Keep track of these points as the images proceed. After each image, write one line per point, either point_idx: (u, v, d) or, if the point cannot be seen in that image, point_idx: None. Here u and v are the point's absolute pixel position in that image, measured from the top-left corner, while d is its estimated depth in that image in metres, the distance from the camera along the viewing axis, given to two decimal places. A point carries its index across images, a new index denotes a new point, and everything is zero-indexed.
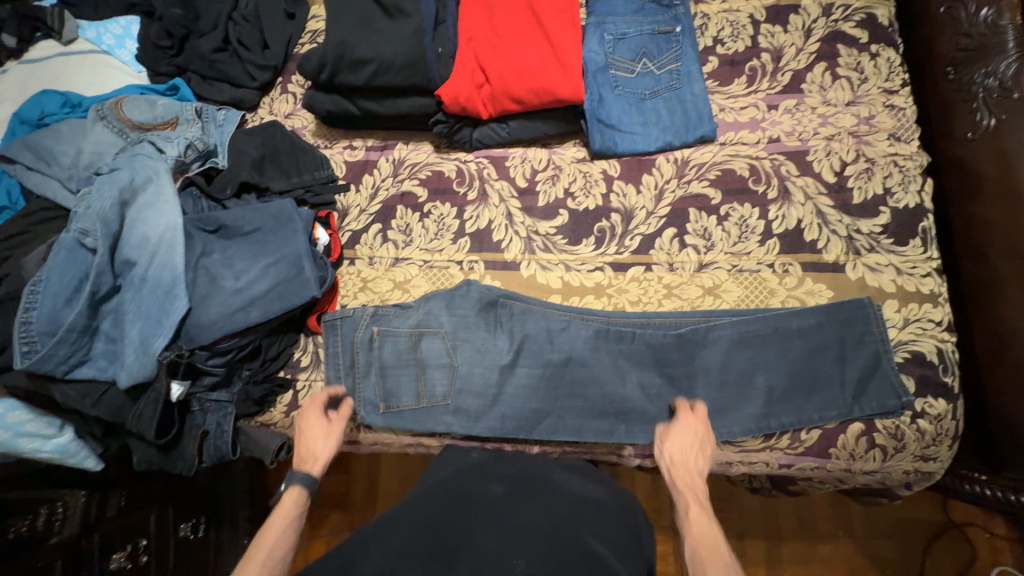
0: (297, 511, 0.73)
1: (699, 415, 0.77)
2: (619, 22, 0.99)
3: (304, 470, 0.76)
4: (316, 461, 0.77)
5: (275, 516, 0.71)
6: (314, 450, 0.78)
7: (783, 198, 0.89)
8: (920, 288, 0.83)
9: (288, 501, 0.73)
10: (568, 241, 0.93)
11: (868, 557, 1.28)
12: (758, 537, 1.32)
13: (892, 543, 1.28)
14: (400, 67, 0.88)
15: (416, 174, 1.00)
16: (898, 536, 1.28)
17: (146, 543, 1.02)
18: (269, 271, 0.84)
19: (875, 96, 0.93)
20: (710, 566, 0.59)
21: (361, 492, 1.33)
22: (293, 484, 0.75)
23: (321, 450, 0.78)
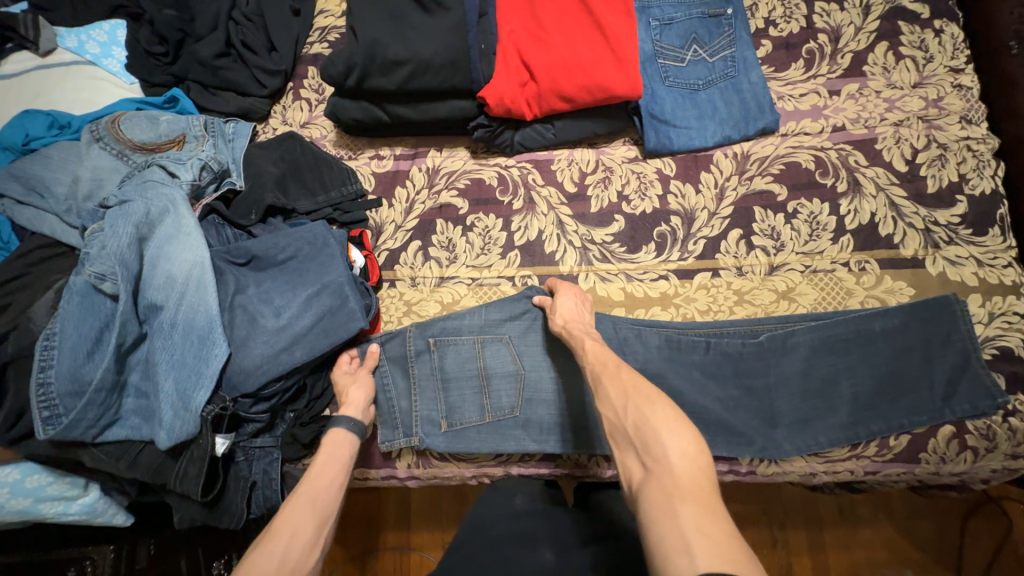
0: (342, 446, 0.74)
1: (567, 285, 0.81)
2: (666, 5, 0.91)
3: (347, 416, 0.76)
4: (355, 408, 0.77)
5: (322, 455, 0.72)
6: (349, 395, 0.79)
7: (853, 190, 0.84)
8: (1002, 280, 0.80)
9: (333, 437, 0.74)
10: (627, 249, 0.87)
11: (909, 539, 1.28)
12: (800, 527, 1.30)
13: (929, 523, 1.28)
14: (439, 67, 0.78)
15: (454, 184, 0.92)
16: (936, 516, 1.28)
17: None
18: (312, 303, 0.76)
19: (942, 76, 0.87)
20: (604, 372, 0.63)
21: (393, 510, 1.24)
22: (338, 424, 0.76)
23: (357, 398, 0.78)
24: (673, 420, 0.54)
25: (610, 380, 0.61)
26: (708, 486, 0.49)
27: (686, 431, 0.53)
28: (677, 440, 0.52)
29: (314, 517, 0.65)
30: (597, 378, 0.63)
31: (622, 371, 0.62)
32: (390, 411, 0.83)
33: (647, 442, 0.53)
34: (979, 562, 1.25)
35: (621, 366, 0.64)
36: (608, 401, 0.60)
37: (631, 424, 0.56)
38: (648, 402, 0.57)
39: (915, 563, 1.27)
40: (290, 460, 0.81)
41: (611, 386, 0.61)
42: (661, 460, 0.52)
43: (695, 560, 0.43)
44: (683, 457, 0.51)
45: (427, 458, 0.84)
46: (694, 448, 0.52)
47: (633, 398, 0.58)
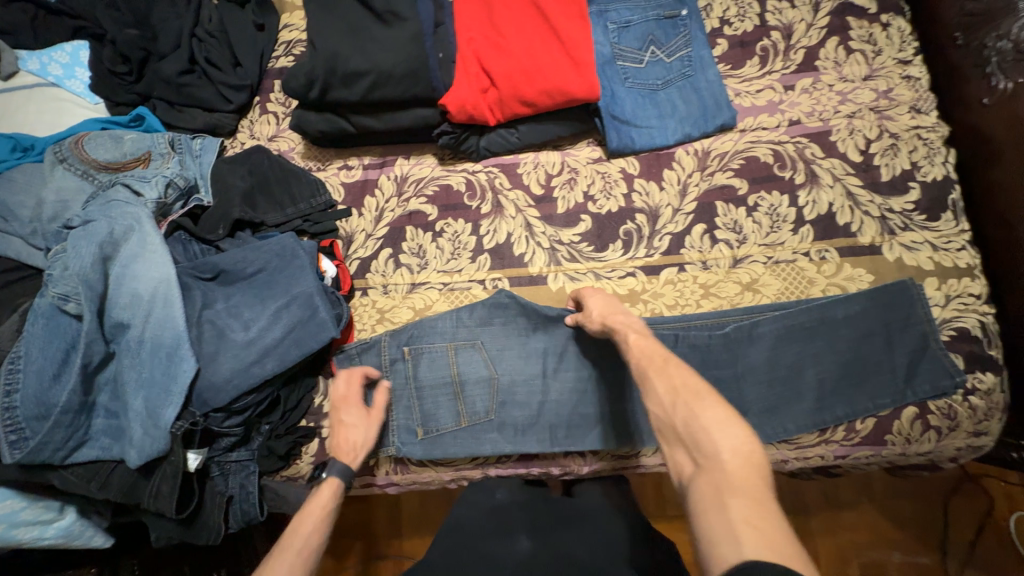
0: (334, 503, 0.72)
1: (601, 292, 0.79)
2: (623, 9, 0.93)
3: (343, 461, 0.75)
4: (355, 454, 0.76)
5: (313, 504, 0.71)
6: (352, 439, 0.77)
7: (810, 181, 0.87)
8: (956, 263, 0.82)
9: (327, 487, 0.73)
10: (594, 248, 0.88)
11: (891, 520, 1.30)
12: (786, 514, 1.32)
13: (910, 503, 1.31)
14: (400, 77, 0.79)
15: (422, 191, 0.93)
16: (915, 496, 1.31)
17: None
18: (281, 315, 0.77)
19: (891, 68, 0.90)
20: (651, 366, 0.61)
21: (383, 517, 1.24)
22: (332, 474, 0.73)
23: (360, 445, 0.77)
24: (723, 416, 0.53)
25: (658, 375, 0.60)
26: (760, 482, 0.48)
27: (738, 427, 0.52)
28: (728, 437, 0.51)
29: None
30: (642, 373, 0.62)
31: (670, 366, 0.60)
32: None
33: (696, 437, 0.52)
34: (961, 539, 1.27)
35: (665, 359, 0.61)
36: (656, 395, 0.58)
37: (680, 420, 0.55)
38: (696, 398, 0.55)
39: (899, 543, 1.29)
40: (268, 472, 0.82)
41: (658, 382, 0.59)
42: (711, 455, 0.51)
43: (745, 551, 0.43)
44: (735, 454, 0.50)
45: (404, 464, 0.85)
46: (745, 444, 0.51)
47: (681, 394, 0.56)
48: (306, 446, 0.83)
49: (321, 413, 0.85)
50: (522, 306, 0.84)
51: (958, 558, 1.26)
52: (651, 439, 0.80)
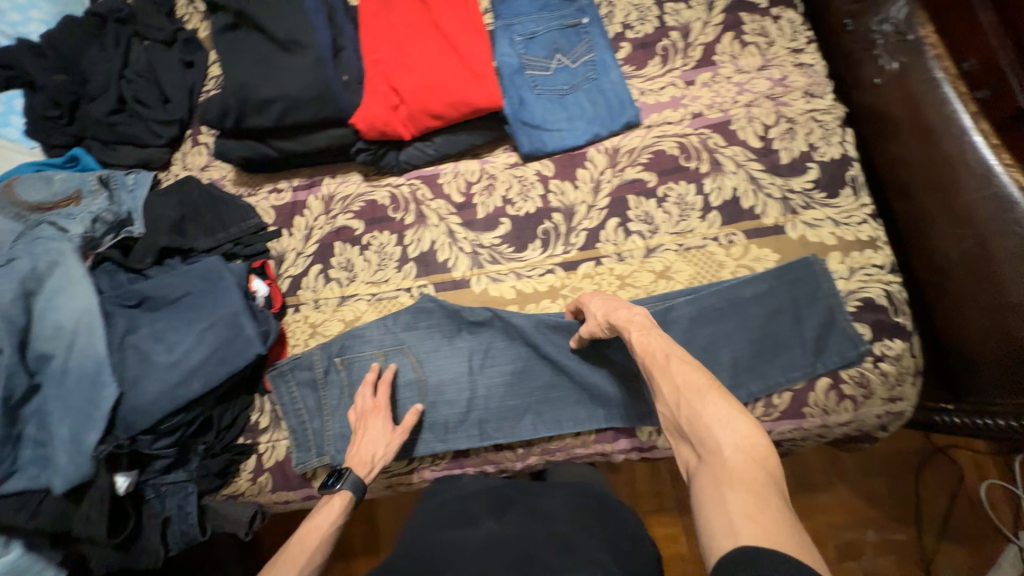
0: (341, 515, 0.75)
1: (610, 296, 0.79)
2: (528, 22, 0.99)
3: (358, 473, 0.77)
4: (371, 467, 0.77)
5: (323, 516, 0.74)
6: (372, 455, 0.78)
7: (715, 169, 0.90)
8: (858, 236, 0.85)
9: (337, 500, 0.76)
10: (514, 249, 0.91)
11: (863, 498, 1.31)
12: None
13: (881, 480, 1.32)
14: (308, 101, 0.83)
15: (349, 207, 0.97)
16: (884, 472, 1.32)
17: None
18: (207, 336, 0.79)
19: (783, 58, 0.95)
20: (654, 360, 0.64)
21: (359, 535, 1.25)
22: (345, 487, 0.76)
23: (379, 456, 0.78)
24: (725, 412, 0.56)
25: (662, 371, 0.62)
26: (764, 473, 0.51)
27: (743, 423, 0.54)
28: (732, 433, 0.54)
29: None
30: (648, 369, 0.65)
31: (674, 360, 0.62)
32: (302, 432, 0.85)
33: (700, 433, 0.56)
34: (935, 512, 1.28)
35: (668, 353, 0.64)
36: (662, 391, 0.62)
37: (684, 418, 0.58)
38: (700, 395, 0.58)
39: (874, 520, 1.29)
40: (208, 492, 0.83)
41: (663, 377, 0.62)
42: (714, 451, 0.54)
43: (740, 541, 0.46)
44: (738, 449, 0.53)
45: None
46: (748, 439, 0.53)
47: (684, 392, 0.59)
48: (244, 462, 0.85)
49: (257, 429, 0.87)
50: (445, 310, 0.87)
51: (933, 532, 1.26)
52: (576, 426, 0.83)
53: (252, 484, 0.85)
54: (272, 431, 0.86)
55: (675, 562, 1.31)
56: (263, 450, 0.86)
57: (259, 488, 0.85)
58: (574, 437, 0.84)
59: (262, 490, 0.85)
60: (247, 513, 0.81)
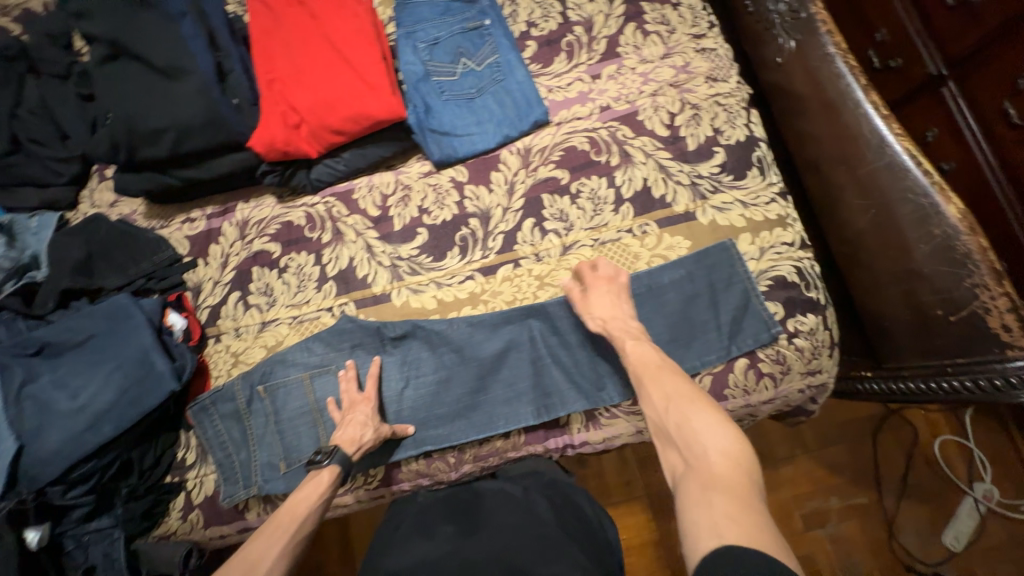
0: (331, 486, 0.74)
1: (613, 275, 0.81)
2: (430, 28, 0.97)
3: (346, 451, 0.75)
4: (360, 446, 0.76)
5: (311, 488, 0.73)
6: (361, 437, 0.76)
7: (625, 161, 0.91)
8: (767, 215, 0.87)
9: (326, 473, 0.74)
10: (433, 258, 0.91)
11: (825, 467, 1.32)
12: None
13: (840, 447, 1.34)
14: (200, 127, 0.81)
15: (265, 231, 0.95)
16: (845, 439, 1.34)
17: None
18: (114, 377, 0.78)
19: (685, 44, 0.96)
20: (645, 374, 0.69)
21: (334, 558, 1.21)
22: (334, 461, 0.74)
23: (367, 438, 0.77)
24: (711, 420, 0.60)
25: (654, 383, 0.68)
26: (748, 477, 0.54)
27: (729, 432, 0.58)
28: (718, 439, 0.58)
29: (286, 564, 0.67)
30: (639, 379, 0.70)
31: (664, 372, 0.68)
32: (229, 465, 0.83)
33: (688, 440, 0.60)
34: (894, 472, 1.31)
35: (658, 366, 0.69)
36: (654, 401, 0.67)
37: (674, 425, 0.62)
38: (687, 404, 0.63)
39: (837, 487, 1.31)
40: (136, 536, 0.80)
41: (654, 389, 0.67)
42: (702, 457, 0.58)
43: (723, 540, 0.48)
44: (724, 453, 0.57)
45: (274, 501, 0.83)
46: (732, 446, 0.57)
47: (674, 400, 0.64)
48: (172, 501, 0.83)
49: (184, 465, 0.85)
50: (364, 327, 0.86)
51: (893, 492, 1.29)
52: (507, 427, 0.82)
53: (183, 523, 0.83)
54: (200, 466, 0.84)
55: (645, 548, 1.30)
56: (191, 487, 0.84)
57: (189, 526, 0.83)
58: (504, 441, 0.84)
59: (193, 528, 0.83)
60: (181, 549, 0.79)
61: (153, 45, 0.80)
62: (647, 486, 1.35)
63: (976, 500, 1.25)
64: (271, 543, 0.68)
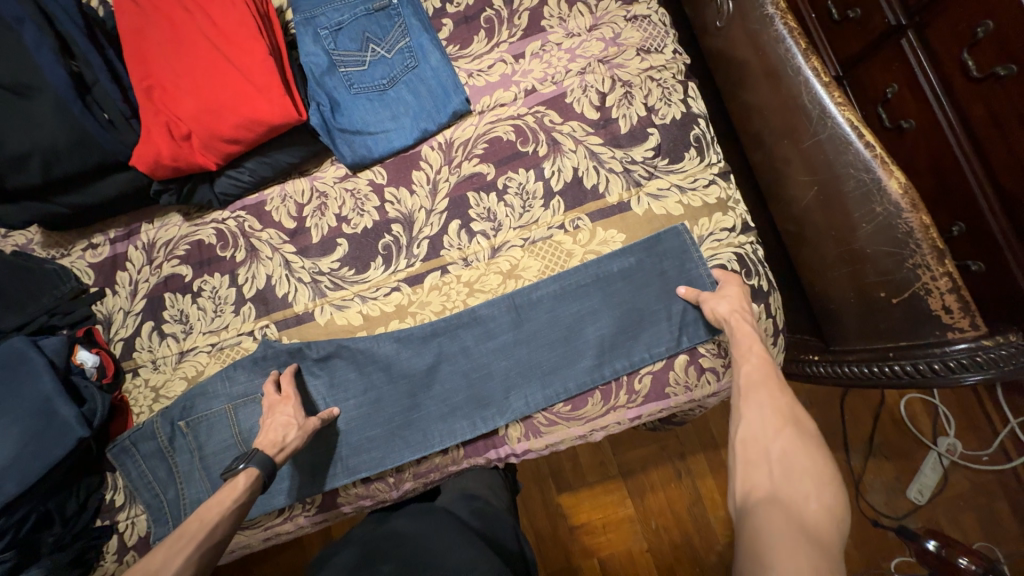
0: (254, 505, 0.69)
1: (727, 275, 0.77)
2: (331, 11, 0.86)
3: (267, 454, 0.70)
4: (283, 448, 0.71)
5: (223, 495, 0.67)
6: (281, 438, 0.72)
7: (553, 150, 0.84)
8: (706, 200, 0.81)
9: (242, 479, 0.69)
10: (355, 271, 0.85)
11: None
12: (697, 453, 1.33)
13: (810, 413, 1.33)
14: (69, 150, 0.74)
15: (174, 253, 0.88)
16: (815, 404, 1.33)
17: None
18: (12, 431, 0.74)
19: (614, 13, 0.87)
20: (765, 388, 0.63)
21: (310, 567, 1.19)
22: (252, 463, 0.69)
23: (291, 439, 0.73)
24: (824, 473, 0.53)
25: (768, 405, 0.62)
26: (841, 543, 0.49)
27: (837, 492, 0.52)
28: (825, 494, 0.52)
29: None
30: (750, 392, 0.64)
31: (783, 397, 0.62)
32: (159, 505, 0.80)
33: (790, 474, 0.54)
34: (862, 434, 1.31)
35: (778, 390, 0.63)
36: (762, 420, 0.61)
37: (777, 454, 0.57)
38: (800, 443, 0.57)
39: None
40: None
41: (768, 411, 0.61)
42: (798, 499, 0.52)
43: None
44: (821, 507, 0.51)
45: None
46: (837, 507, 0.51)
47: (787, 433, 0.58)
48: (105, 545, 0.81)
49: (114, 507, 0.82)
50: (285, 351, 0.82)
51: (860, 453, 1.30)
52: (443, 442, 0.79)
53: (119, 566, 0.80)
54: (130, 506, 0.82)
55: (623, 524, 1.30)
56: (122, 529, 0.81)
57: (125, 568, 0.80)
58: (443, 456, 0.81)
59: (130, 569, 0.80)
60: None
61: (1, 63, 0.72)
62: (620, 464, 1.33)
63: (939, 454, 1.26)
64: (172, 556, 0.60)
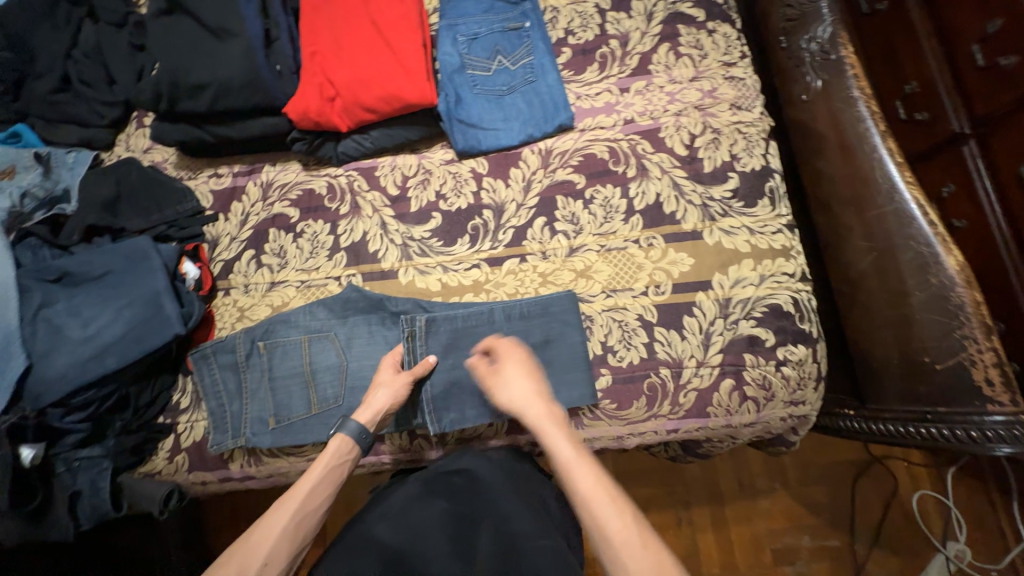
0: (341, 458, 0.75)
1: (500, 344, 0.80)
2: (471, 23, 1.00)
3: (359, 422, 0.78)
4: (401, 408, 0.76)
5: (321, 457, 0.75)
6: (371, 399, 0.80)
7: (641, 174, 0.93)
8: (772, 244, 0.89)
9: (337, 442, 0.76)
10: (443, 243, 0.93)
11: (805, 504, 1.32)
12: (701, 504, 1.33)
13: (822, 488, 1.33)
14: (238, 88, 0.87)
15: (287, 195, 0.98)
16: (827, 479, 1.33)
17: None
18: (124, 313, 0.83)
19: (715, 70, 0.98)
20: (611, 524, 0.60)
21: None
22: (344, 432, 0.77)
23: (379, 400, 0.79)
24: None
25: (626, 545, 0.58)
26: None
27: None
28: None
29: (289, 540, 0.67)
30: (600, 533, 0.60)
31: (629, 519, 0.60)
32: (221, 415, 0.87)
33: None
34: (871, 520, 1.30)
35: (620, 518, 0.60)
36: (632, 550, 0.58)
37: None
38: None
39: (813, 527, 1.31)
40: (122, 471, 0.84)
41: (629, 556, 0.57)
42: None
43: None
44: None
45: (257, 455, 0.87)
46: None
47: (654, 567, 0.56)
48: (162, 441, 0.87)
49: (177, 409, 0.88)
50: (367, 300, 0.90)
51: (867, 539, 1.29)
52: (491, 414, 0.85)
53: (169, 463, 0.86)
54: (192, 411, 0.88)
55: None
56: (180, 430, 0.87)
57: (174, 468, 0.87)
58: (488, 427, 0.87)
59: (178, 469, 0.87)
60: (162, 491, 0.82)
61: (210, 8, 0.87)
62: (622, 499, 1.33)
63: (947, 558, 1.23)
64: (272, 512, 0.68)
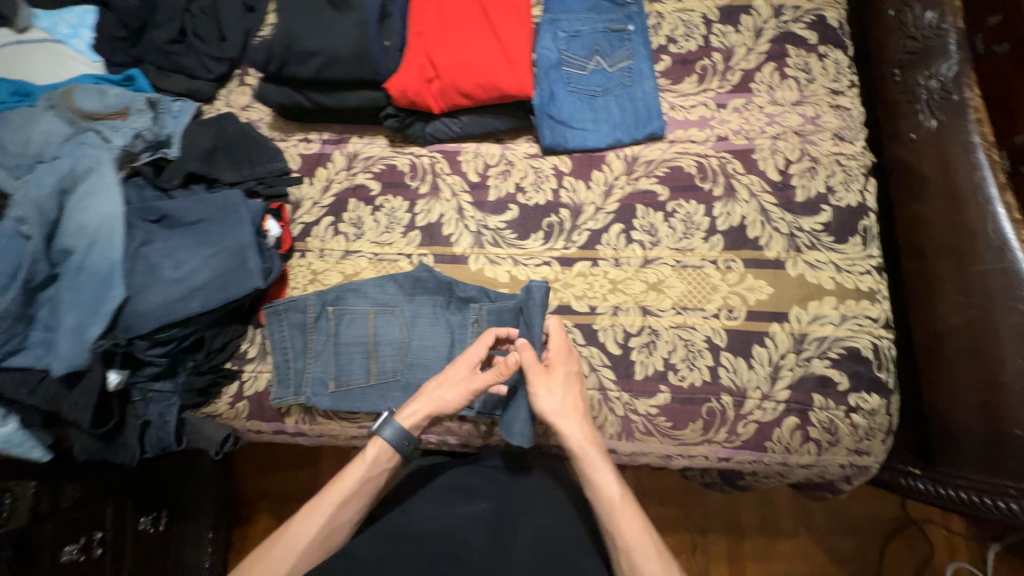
0: (376, 460, 0.75)
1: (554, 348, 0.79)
2: (574, 19, 0.99)
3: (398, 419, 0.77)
4: (451, 391, 0.78)
5: (355, 465, 0.75)
6: (439, 393, 0.78)
7: (728, 194, 0.91)
8: (858, 286, 0.85)
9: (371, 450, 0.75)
10: (516, 235, 0.94)
11: (830, 555, 1.27)
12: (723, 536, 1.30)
13: (851, 539, 1.27)
14: (345, 59, 0.89)
15: (370, 167, 1.00)
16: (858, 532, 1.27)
17: (102, 536, 0.93)
18: (212, 261, 0.86)
19: (821, 97, 0.94)
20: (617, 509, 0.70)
21: None
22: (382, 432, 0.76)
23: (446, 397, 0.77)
24: None
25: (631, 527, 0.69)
26: None
27: None
28: None
29: (347, 513, 0.73)
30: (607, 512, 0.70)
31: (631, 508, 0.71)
32: (285, 370, 0.90)
33: None
34: None
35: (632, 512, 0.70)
36: (632, 530, 0.69)
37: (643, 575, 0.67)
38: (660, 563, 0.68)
39: None
40: (189, 407, 0.90)
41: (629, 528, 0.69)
42: None
43: None
44: None
45: (312, 414, 0.90)
46: None
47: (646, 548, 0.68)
48: (226, 386, 0.92)
49: (244, 357, 0.93)
50: (437, 281, 0.91)
51: None
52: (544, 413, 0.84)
53: (230, 408, 0.91)
54: (257, 362, 0.92)
55: None
56: (245, 378, 0.92)
57: (234, 413, 0.91)
58: None
59: (237, 416, 0.91)
60: (219, 434, 0.87)
61: None
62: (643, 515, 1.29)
63: None
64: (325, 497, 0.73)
